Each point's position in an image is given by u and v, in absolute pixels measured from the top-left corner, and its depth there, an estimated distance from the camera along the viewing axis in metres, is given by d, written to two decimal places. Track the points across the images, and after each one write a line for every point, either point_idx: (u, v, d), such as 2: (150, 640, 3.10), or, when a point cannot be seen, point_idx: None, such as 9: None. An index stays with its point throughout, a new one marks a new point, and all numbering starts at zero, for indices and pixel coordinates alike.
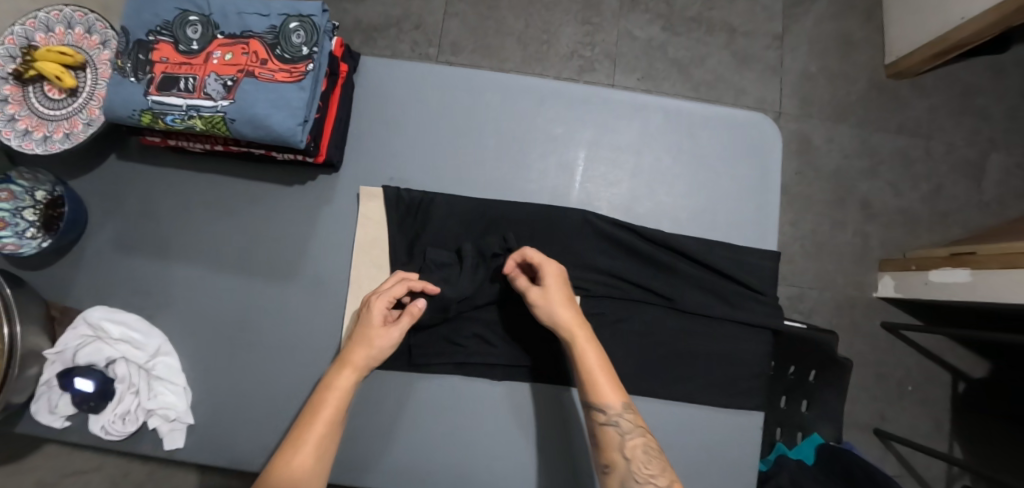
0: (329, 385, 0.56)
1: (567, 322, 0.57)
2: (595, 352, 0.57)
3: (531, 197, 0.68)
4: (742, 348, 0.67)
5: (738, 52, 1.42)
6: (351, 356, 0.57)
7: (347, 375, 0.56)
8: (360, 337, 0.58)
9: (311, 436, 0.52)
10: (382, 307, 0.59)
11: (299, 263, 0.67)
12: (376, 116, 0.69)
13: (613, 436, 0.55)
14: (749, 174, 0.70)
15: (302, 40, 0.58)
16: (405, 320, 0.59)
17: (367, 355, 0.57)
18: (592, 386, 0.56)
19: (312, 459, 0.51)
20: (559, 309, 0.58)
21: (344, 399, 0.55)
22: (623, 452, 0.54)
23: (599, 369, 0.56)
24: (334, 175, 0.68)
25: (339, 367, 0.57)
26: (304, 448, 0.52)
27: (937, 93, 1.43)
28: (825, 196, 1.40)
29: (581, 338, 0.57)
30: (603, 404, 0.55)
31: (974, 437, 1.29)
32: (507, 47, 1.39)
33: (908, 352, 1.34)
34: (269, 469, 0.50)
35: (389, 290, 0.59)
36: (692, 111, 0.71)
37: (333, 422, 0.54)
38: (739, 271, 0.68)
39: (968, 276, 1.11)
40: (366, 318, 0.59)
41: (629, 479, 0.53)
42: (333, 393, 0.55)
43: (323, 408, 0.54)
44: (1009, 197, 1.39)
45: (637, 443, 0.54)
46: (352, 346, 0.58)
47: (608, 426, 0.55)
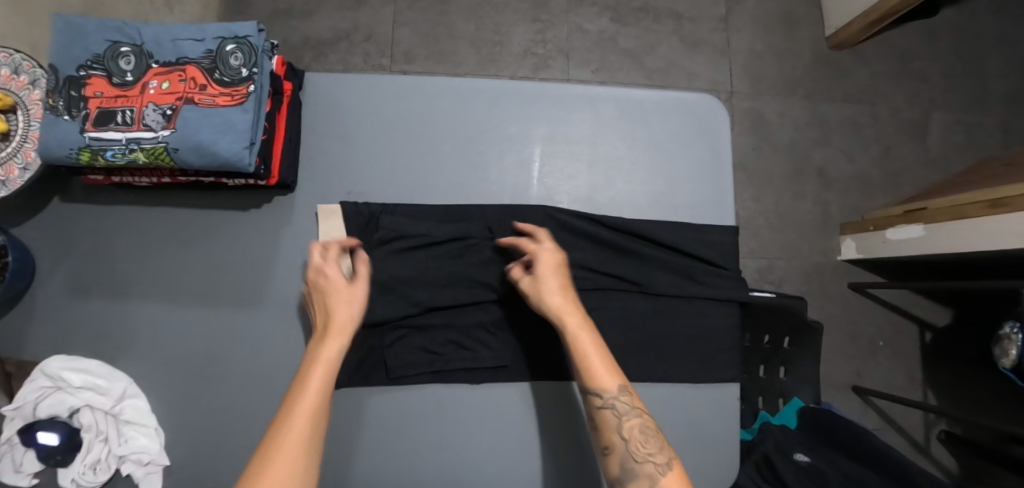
0: (316, 355, 0.54)
1: (557, 306, 0.58)
2: (586, 334, 0.57)
3: (492, 199, 0.67)
4: (713, 323, 0.69)
5: (686, 37, 1.49)
6: (330, 326, 0.56)
7: (332, 344, 0.54)
8: (333, 299, 0.57)
9: (303, 411, 0.49)
10: (333, 271, 0.58)
11: (264, 288, 0.66)
12: (328, 132, 0.68)
13: (611, 419, 0.55)
14: (702, 154, 0.72)
15: (241, 62, 0.57)
16: (359, 270, 0.60)
17: (347, 315, 0.57)
18: (588, 370, 0.56)
19: (305, 434, 0.48)
20: (550, 297, 0.58)
21: (331, 366, 0.54)
22: (621, 434, 0.54)
23: (592, 352, 0.57)
24: (291, 196, 0.66)
25: (324, 338, 0.55)
26: (297, 419, 0.49)
27: (877, 60, 1.52)
28: (782, 168, 1.48)
29: (571, 321, 0.57)
30: (599, 388, 0.55)
31: (943, 384, 1.40)
32: (461, 51, 1.43)
33: (878, 310, 1.43)
34: (261, 449, 0.47)
35: (326, 261, 0.59)
36: (642, 97, 0.72)
37: (325, 392, 0.51)
38: (704, 248, 0.70)
39: (922, 231, 1.23)
40: (325, 287, 0.58)
41: (630, 460, 0.53)
42: (320, 363, 0.53)
43: (309, 376, 0.52)
44: (951, 152, 1.50)
45: (634, 424, 0.54)
46: (331, 309, 0.57)
47: (606, 410, 0.54)
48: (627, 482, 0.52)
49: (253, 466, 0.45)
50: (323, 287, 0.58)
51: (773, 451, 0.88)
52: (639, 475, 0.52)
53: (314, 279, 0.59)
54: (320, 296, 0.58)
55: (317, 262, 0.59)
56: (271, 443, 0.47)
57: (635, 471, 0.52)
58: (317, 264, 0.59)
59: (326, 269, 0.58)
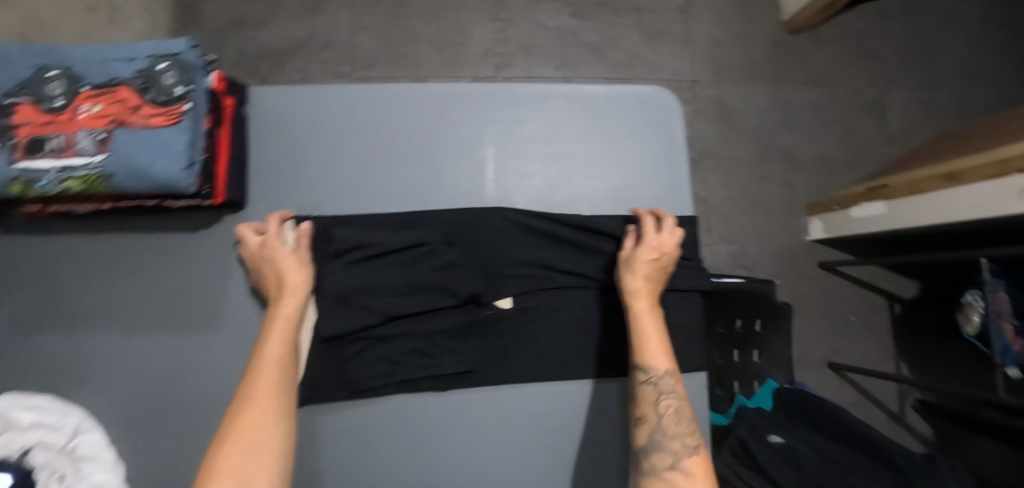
0: (275, 315, 0.58)
1: (635, 286, 0.63)
2: (649, 318, 0.62)
3: (446, 203, 0.67)
4: (675, 313, 0.70)
5: (646, 28, 1.50)
6: (281, 288, 0.59)
7: (288, 301, 0.59)
8: (278, 266, 0.60)
9: (268, 359, 0.54)
10: (276, 238, 0.61)
11: (219, 309, 0.64)
12: (275, 146, 0.66)
13: (650, 395, 0.60)
14: (657, 145, 0.72)
15: (175, 80, 0.55)
16: (301, 241, 0.62)
17: (300, 276, 0.60)
18: (641, 346, 0.61)
19: (275, 382, 0.53)
20: (629, 278, 0.63)
21: (291, 322, 0.58)
22: (656, 409, 0.59)
23: (650, 334, 0.62)
24: (240, 213, 0.65)
25: (280, 298, 0.59)
26: (267, 371, 0.54)
27: (833, 42, 1.55)
28: (749, 153, 1.50)
29: (640, 303, 0.63)
30: (648, 366, 0.61)
31: (915, 354, 1.47)
32: (422, 54, 1.42)
33: (847, 287, 1.50)
34: (237, 399, 0.51)
35: (264, 236, 0.61)
36: (594, 93, 0.72)
37: (287, 343, 0.56)
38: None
39: (883, 208, 1.29)
40: (272, 257, 0.60)
41: (660, 433, 0.58)
42: (279, 320, 0.58)
43: (272, 333, 0.57)
44: (911, 128, 1.53)
45: (670, 404, 0.59)
46: (278, 274, 0.60)
47: (648, 387, 0.59)
48: (653, 452, 0.57)
49: (232, 413, 0.51)
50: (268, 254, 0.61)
51: (749, 434, 0.91)
52: (664, 448, 0.57)
53: (257, 254, 0.61)
54: (265, 266, 0.60)
55: (254, 241, 0.61)
56: (245, 392, 0.52)
57: (660, 444, 0.57)
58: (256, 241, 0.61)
59: (270, 242, 0.60)
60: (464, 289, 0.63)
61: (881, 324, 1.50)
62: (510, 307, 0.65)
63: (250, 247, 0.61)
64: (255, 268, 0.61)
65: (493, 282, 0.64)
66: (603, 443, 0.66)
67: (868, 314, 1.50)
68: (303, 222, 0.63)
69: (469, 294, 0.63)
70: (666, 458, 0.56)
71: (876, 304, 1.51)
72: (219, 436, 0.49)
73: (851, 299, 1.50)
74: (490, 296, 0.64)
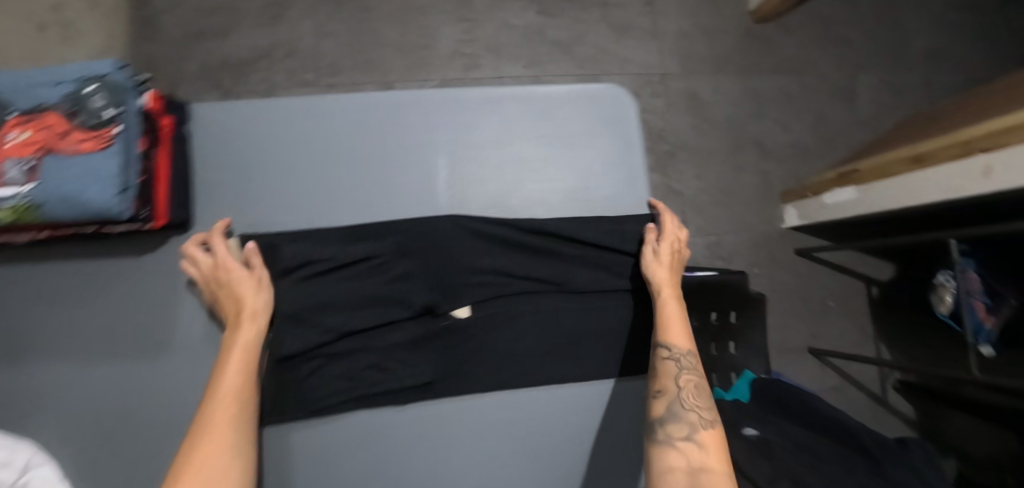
0: (231, 343, 0.56)
1: (659, 277, 0.66)
2: (672, 304, 0.65)
3: (398, 214, 0.66)
4: (637, 313, 0.69)
5: (614, 23, 1.49)
6: (238, 313, 0.58)
7: (246, 328, 0.57)
8: (234, 291, 0.58)
9: (224, 394, 0.53)
10: (233, 259, 0.59)
11: (172, 333, 0.63)
12: (218, 163, 0.65)
13: (671, 369, 0.61)
14: (612, 144, 0.72)
15: (105, 102, 0.54)
16: (253, 260, 0.60)
17: (259, 301, 0.58)
18: (664, 326, 0.64)
19: (231, 415, 0.52)
20: (654, 269, 0.66)
21: (249, 350, 0.57)
22: (676, 382, 0.60)
23: (673, 315, 0.64)
24: (187, 235, 0.64)
25: (237, 324, 0.57)
26: (221, 403, 0.52)
27: (801, 30, 1.55)
28: (721, 144, 1.50)
29: (665, 291, 0.65)
30: (671, 343, 0.63)
31: (893, 336, 1.49)
32: (387, 58, 1.40)
33: (825, 272, 1.50)
34: (192, 429, 0.50)
35: (217, 256, 0.59)
36: (545, 94, 0.71)
37: (245, 375, 0.55)
38: (621, 241, 0.69)
39: (854, 193, 1.30)
40: (230, 280, 0.58)
41: (677, 405, 0.59)
42: (237, 348, 0.56)
43: (228, 361, 0.55)
44: (881, 112, 1.54)
45: (691, 379, 0.60)
46: (236, 300, 0.58)
47: (671, 359, 0.61)
48: (669, 422, 0.58)
49: (186, 446, 0.49)
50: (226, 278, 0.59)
51: (724, 429, 0.89)
52: (681, 418, 0.57)
53: (212, 275, 0.59)
54: (223, 289, 0.59)
55: (206, 260, 0.60)
56: (201, 424, 0.51)
57: (678, 415, 0.58)
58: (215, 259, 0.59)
59: (225, 264, 0.59)
60: (418, 301, 0.63)
61: (859, 308, 1.50)
62: (467, 315, 0.64)
63: (204, 267, 0.60)
64: (211, 289, 0.60)
65: (447, 293, 0.64)
66: (567, 447, 0.67)
67: (846, 299, 1.51)
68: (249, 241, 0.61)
69: (424, 305, 0.63)
70: (682, 429, 0.57)
71: (854, 288, 1.51)
72: (171, 467, 0.47)
73: (829, 284, 1.50)
74: (444, 308, 0.64)
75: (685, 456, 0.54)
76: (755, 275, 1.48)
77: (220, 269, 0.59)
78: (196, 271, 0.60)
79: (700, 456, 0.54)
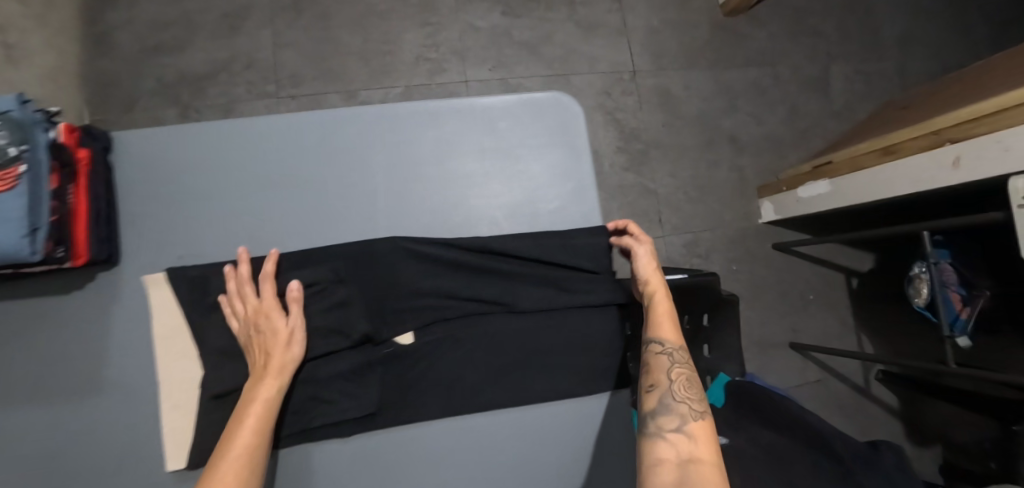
0: (252, 398, 0.55)
1: (651, 276, 0.66)
2: (665, 303, 0.65)
3: (334, 238, 0.63)
4: (589, 329, 0.67)
5: (581, 21, 1.46)
6: (267, 363, 0.57)
7: (269, 383, 0.56)
8: (268, 342, 0.57)
9: (239, 449, 0.52)
10: (268, 303, 0.58)
11: (103, 373, 0.60)
12: (145, 194, 0.63)
13: (664, 362, 0.61)
14: (557, 156, 0.70)
15: (6, 140, 0.51)
16: (292, 308, 0.59)
17: (288, 356, 0.58)
18: (658, 324, 0.63)
19: (239, 475, 0.50)
20: (647, 270, 0.67)
21: (269, 408, 0.55)
22: (668, 376, 0.60)
23: (667, 314, 0.64)
24: (115, 270, 0.62)
25: (262, 377, 0.56)
26: (231, 462, 0.51)
27: (772, 21, 1.53)
28: (694, 140, 1.48)
29: (659, 291, 0.65)
30: (663, 338, 0.62)
31: (874, 327, 1.48)
32: (349, 67, 1.37)
33: (805, 265, 1.48)
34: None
35: (262, 298, 0.58)
36: (486, 106, 0.69)
37: (262, 432, 0.54)
38: (568, 257, 0.66)
39: (827, 186, 1.28)
40: (266, 328, 0.58)
41: (668, 398, 0.58)
42: (257, 404, 0.55)
43: (246, 419, 0.54)
44: (856, 101, 1.52)
45: (683, 373, 0.61)
46: (266, 352, 0.57)
47: (664, 353, 0.61)
48: (662, 415, 0.57)
49: None
50: (264, 325, 0.58)
51: None
52: (672, 411, 0.57)
53: (253, 318, 0.58)
54: (257, 337, 0.58)
55: (251, 300, 0.59)
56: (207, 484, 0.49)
57: (671, 408, 0.57)
58: (253, 303, 0.58)
59: (267, 310, 0.58)
60: (357, 331, 0.61)
61: (840, 300, 1.48)
62: (411, 341, 0.62)
63: (247, 308, 0.59)
64: (247, 331, 0.58)
65: (386, 319, 0.62)
66: (523, 472, 0.64)
67: (826, 291, 1.48)
68: (292, 282, 0.60)
69: (363, 335, 0.61)
70: (674, 421, 0.56)
71: (834, 280, 1.49)
72: None
73: (808, 278, 1.48)
74: (386, 334, 0.62)
75: (675, 449, 0.54)
76: (734, 272, 1.45)
77: (258, 314, 0.58)
78: (237, 309, 0.59)
79: (689, 448, 0.54)
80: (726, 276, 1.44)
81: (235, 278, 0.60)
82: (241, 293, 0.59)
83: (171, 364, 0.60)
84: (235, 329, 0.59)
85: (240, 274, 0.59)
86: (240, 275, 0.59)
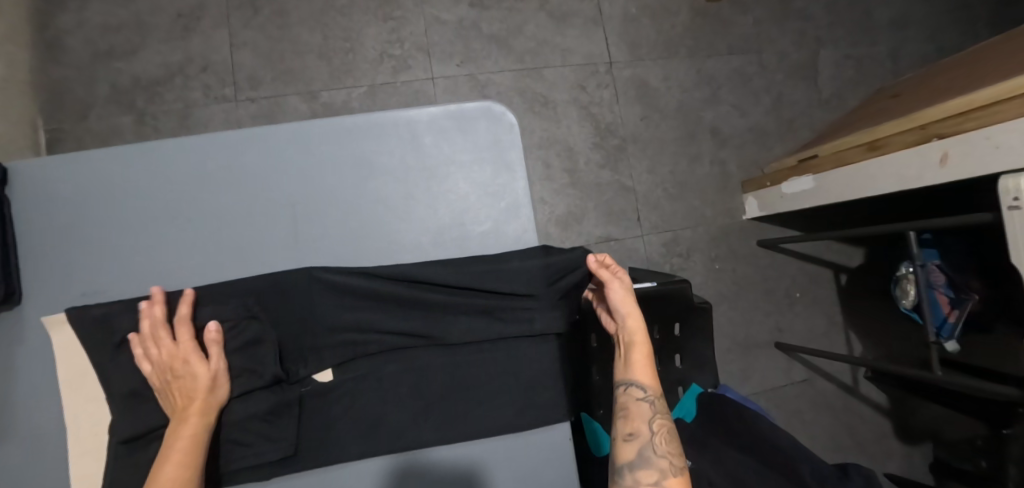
0: (175, 439, 0.52)
1: (631, 311, 0.60)
2: (644, 345, 0.60)
3: (248, 270, 0.60)
4: (525, 360, 0.63)
5: (554, 11, 1.37)
6: (189, 403, 0.54)
7: (195, 423, 0.53)
8: (187, 388, 0.54)
9: None
10: (184, 346, 0.55)
11: (9, 419, 0.58)
12: (49, 228, 0.60)
13: (644, 411, 0.57)
14: (486, 173, 0.66)
15: None
16: (211, 349, 0.56)
17: (211, 397, 0.55)
18: (640, 368, 0.59)
19: None
20: (627, 304, 0.60)
21: (194, 447, 0.52)
22: (649, 425, 0.56)
23: (644, 353, 0.59)
24: (20, 308, 0.59)
25: (184, 418, 0.53)
26: None
27: (757, 6, 1.45)
28: (674, 133, 1.39)
29: (639, 331, 0.60)
30: (644, 384, 0.58)
31: (863, 326, 1.41)
32: (310, 66, 1.25)
33: (790, 262, 1.40)
34: None
35: (178, 343, 0.55)
36: (409, 120, 0.64)
37: (193, 470, 0.51)
38: (502, 283, 0.62)
39: (812, 182, 1.16)
40: (184, 372, 0.54)
41: (648, 450, 0.54)
42: (182, 441, 0.52)
43: (169, 461, 0.51)
44: (844, 89, 1.45)
45: (663, 423, 0.57)
46: (186, 396, 0.54)
47: (646, 402, 0.56)
48: (640, 468, 0.53)
49: None
50: (184, 369, 0.54)
51: None
52: (652, 465, 0.53)
53: (168, 363, 0.54)
54: (172, 383, 0.55)
55: (165, 345, 0.54)
56: None
57: (649, 461, 0.54)
58: (167, 346, 0.54)
59: (184, 355, 0.54)
60: (269, 371, 0.57)
61: (828, 298, 1.41)
62: (331, 379, 0.60)
63: (160, 352, 0.54)
64: (163, 376, 0.55)
65: (305, 356, 0.59)
66: None
67: (812, 288, 1.41)
68: (209, 322, 0.56)
69: (275, 376, 0.58)
70: (651, 476, 0.53)
71: (822, 277, 1.42)
72: None
73: (795, 275, 1.40)
74: (301, 372, 0.59)
75: None
76: (717, 271, 1.37)
77: (173, 359, 0.54)
78: (149, 353, 0.54)
79: None
80: (709, 277, 1.36)
81: (150, 319, 0.55)
82: (155, 337, 0.55)
83: (79, 406, 0.57)
84: (146, 374, 0.54)
85: (153, 315, 0.55)
86: (155, 316, 0.55)
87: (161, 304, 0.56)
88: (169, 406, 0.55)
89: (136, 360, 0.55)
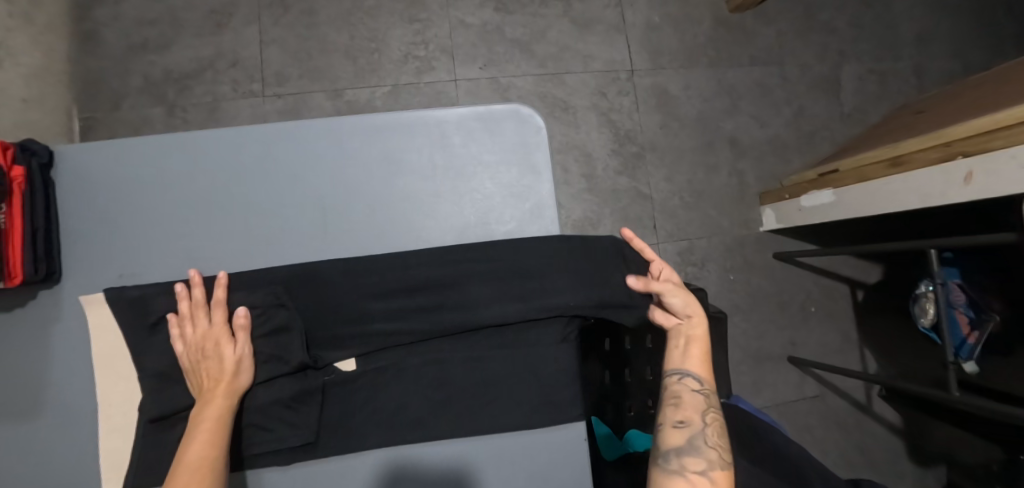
0: (201, 418, 0.54)
1: (694, 310, 0.61)
2: (704, 342, 0.61)
3: (275, 261, 0.62)
4: (543, 359, 0.64)
5: (577, 18, 1.38)
6: (215, 385, 0.55)
7: (220, 404, 0.55)
8: (215, 369, 0.56)
9: (189, 466, 0.50)
10: (216, 328, 0.57)
11: (44, 396, 0.60)
12: (88, 211, 0.62)
13: (698, 401, 0.57)
14: (512, 174, 0.67)
15: None
16: (239, 334, 0.58)
17: (238, 379, 0.57)
18: (698, 362, 0.60)
19: None
20: (689, 305, 0.61)
21: (219, 427, 0.54)
22: (702, 416, 0.56)
23: (702, 348, 0.61)
24: (57, 287, 0.61)
25: (210, 398, 0.55)
26: (181, 481, 0.49)
27: (780, 18, 1.45)
28: (692, 143, 1.39)
29: (699, 327, 0.61)
30: (702, 377, 0.59)
31: (879, 343, 1.39)
32: (336, 64, 1.27)
33: (806, 275, 1.39)
34: None
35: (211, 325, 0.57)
36: (439, 119, 0.66)
37: (219, 450, 0.53)
38: (536, 274, 0.63)
39: (831, 196, 1.16)
40: (214, 354, 0.56)
41: (699, 439, 0.55)
42: (209, 421, 0.53)
43: (194, 440, 0.52)
44: (866, 104, 1.45)
45: (715, 417, 0.57)
46: (214, 377, 0.56)
47: (701, 392, 0.57)
48: (688, 454, 0.54)
49: None
50: (214, 351, 0.56)
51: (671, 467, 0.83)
52: (700, 454, 0.53)
53: (201, 344, 0.56)
54: (202, 364, 0.56)
55: (201, 326, 0.57)
56: None
57: (699, 450, 0.54)
58: (201, 328, 0.56)
59: (216, 338, 0.56)
60: (294, 357, 0.59)
61: (843, 313, 1.40)
62: (353, 369, 0.62)
63: (195, 333, 0.56)
64: (192, 358, 0.56)
65: (331, 343, 0.61)
66: None
67: (827, 302, 1.40)
68: (239, 308, 0.58)
69: (300, 363, 0.59)
70: (699, 464, 0.53)
71: (837, 291, 1.40)
72: None
73: (810, 289, 1.39)
74: (327, 358, 0.60)
75: None
76: (731, 282, 1.36)
77: (207, 341, 0.56)
78: (184, 333, 0.56)
79: None
80: (723, 287, 1.35)
81: (187, 300, 0.58)
82: (192, 316, 0.57)
83: (111, 384, 0.59)
84: (179, 354, 0.56)
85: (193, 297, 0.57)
86: (195, 298, 0.57)
87: (199, 287, 0.58)
88: (196, 388, 0.57)
89: (170, 340, 0.57)
